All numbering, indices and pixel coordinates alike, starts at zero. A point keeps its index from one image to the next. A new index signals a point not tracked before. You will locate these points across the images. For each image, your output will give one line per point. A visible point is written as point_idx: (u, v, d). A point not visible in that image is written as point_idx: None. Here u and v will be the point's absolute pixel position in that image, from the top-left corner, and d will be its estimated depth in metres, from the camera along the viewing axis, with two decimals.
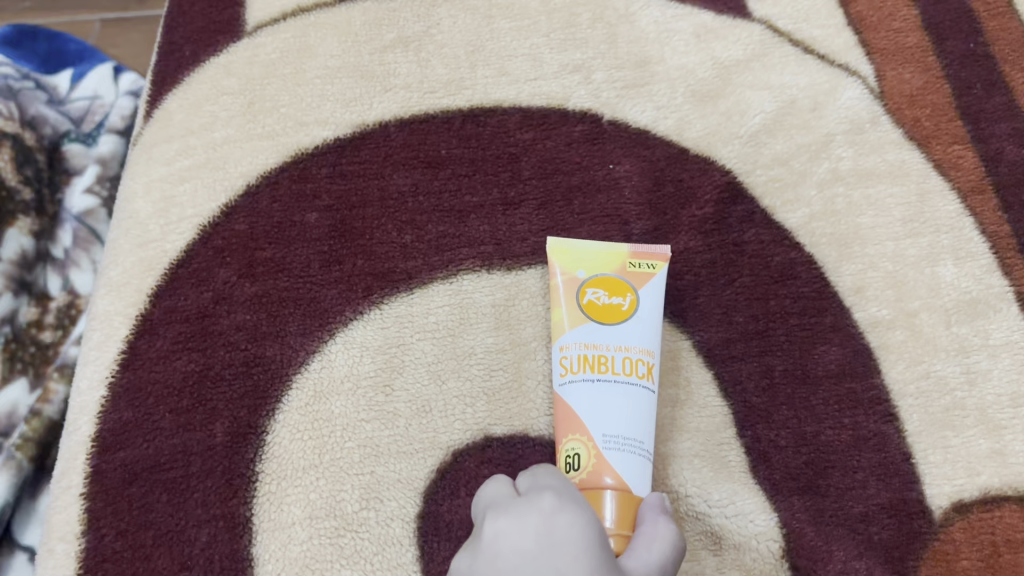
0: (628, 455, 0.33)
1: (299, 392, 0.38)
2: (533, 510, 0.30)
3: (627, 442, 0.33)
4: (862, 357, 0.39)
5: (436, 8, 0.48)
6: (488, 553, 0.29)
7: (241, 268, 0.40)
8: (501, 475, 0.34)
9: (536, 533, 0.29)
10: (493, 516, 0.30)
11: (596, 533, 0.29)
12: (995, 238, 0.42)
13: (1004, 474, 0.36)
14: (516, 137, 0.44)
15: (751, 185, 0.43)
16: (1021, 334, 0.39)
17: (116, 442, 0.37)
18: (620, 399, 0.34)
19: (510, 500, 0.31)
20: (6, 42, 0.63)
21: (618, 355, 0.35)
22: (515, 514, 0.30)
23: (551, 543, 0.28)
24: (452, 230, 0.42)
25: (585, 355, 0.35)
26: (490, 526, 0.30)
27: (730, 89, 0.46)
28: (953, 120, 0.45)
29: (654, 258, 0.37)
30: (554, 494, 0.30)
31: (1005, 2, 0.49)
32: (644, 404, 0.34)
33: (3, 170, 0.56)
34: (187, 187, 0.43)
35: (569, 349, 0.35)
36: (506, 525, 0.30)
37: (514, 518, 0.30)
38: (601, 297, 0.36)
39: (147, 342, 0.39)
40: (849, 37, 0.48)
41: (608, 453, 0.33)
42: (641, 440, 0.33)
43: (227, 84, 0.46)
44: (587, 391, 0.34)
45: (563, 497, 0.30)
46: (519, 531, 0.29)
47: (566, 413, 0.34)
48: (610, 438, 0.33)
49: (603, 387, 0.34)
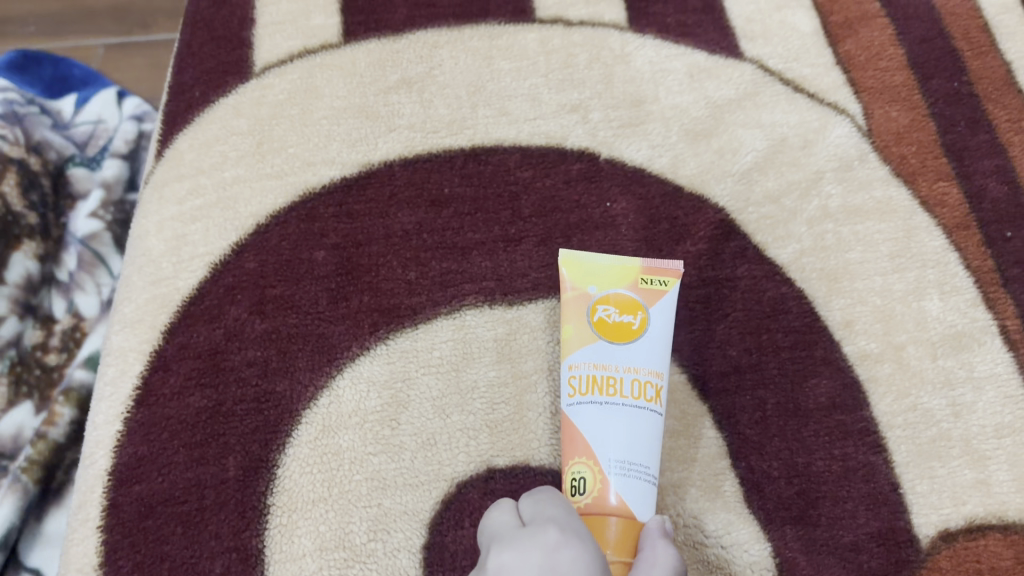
0: (632, 481, 0.33)
1: (309, 427, 0.39)
2: (536, 544, 0.30)
3: (633, 466, 0.33)
4: (851, 390, 0.40)
5: (438, 49, 0.50)
6: None
7: (251, 305, 0.42)
8: (507, 501, 0.35)
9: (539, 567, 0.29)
10: (497, 549, 0.31)
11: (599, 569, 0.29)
12: (979, 273, 0.43)
13: (988, 504, 0.38)
14: (516, 176, 0.46)
15: (744, 221, 0.44)
16: (1004, 366, 0.41)
17: (132, 476, 0.38)
18: (627, 421, 0.34)
19: (515, 533, 0.32)
20: (12, 68, 0.67)
21: (626, 377, 0.35)
22: (519, 547, 0.31)
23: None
24: (456, 266, 0.43)
25: (593, 375, 0.35)
26: (494, 558, 0.31)
27: (723, 128, 0.47)
28: (938, 157, 0.47)
29: (667, 275, 0.37)
30: (557, 528, 0.31)
31: (987, 42, 0.51)
32: (649, 427, 0.34)
33: (9, 196, 0.58)
34: (199, 226, 0.44)
35: (578, 368, 0.36)
36: (510, 558, 0.30)
37: (518, 551, 0.30)
38: (611, 315, 0.36)
39: (161, 378, 0.40)
40: (837, 76, 0.50)
41: (612, 477, 0.33)
42: (647, 465, 0.34)
43: (237, 124, 0.47)
44: (595, 412, 0.35)
45: (567, 531, 0.31)
46: (522, 565, 0.30)
47: (573, 434, 0.35)
48: (616, 463, 0.33)
49: (611, 409, 0.34)
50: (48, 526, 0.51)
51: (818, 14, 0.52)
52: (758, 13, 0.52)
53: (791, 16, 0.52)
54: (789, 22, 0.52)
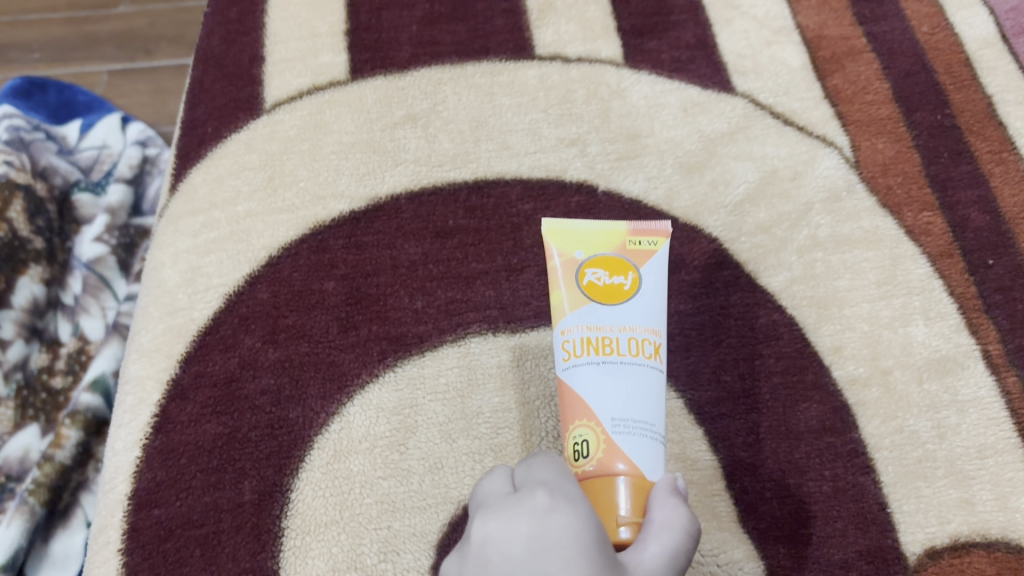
0: (638, 440, 0.30)
1: (321, 452, 0.41)
2: (524, 510, 0.28)
3: (638, 425, 0.30)
4: (841, 413, 0.42)
5: (442, 86, 0.52)
6: (479, 559, 0.28)
7: (265, 334, 0.44)
8: (498, 469, 0.31)
9: (528, 535, 0.27)
10: (483, 516, 0.29)
11: (594, 532, 0.27)
12: (962, 299, 0.45)
13: (972, 522, 0.39)
14: (518, 208, 0.48)
15: (736, 251, 0.46)
16: (987, 390, 0.42)
17: (151, 500, 0.40)
18: (627, 381, 0.31)
19: (504, 499, 0.29)
20: (20, 94, 0.75)
21: (623, 336, 0.32)
22: (506, 514, 0.28)
23: (543, 550, 0.27)
24: (460, 295, 0.45)
25: (587, 337, 0.32)
26: (479, 527, 0.28)
27: (715, 160, 0.49)
28: (923, 188, 0.49)
29: (658, 235, 0.35)
30: (546, 491, 0.28)
31: (969, 75, 0.53)
32: (652, 386, 0.32)
33: (18, 222, 0.65)
34: (213, 258, 0.46)
35: (571, 332, 0.33)
36: (496, 527, 0.28)
37: (505, 517, 0.28)
38: (601, 278, 0.34)
39: (178, 405, 0.42)
40: (825, 109, 0.52)
41: (617, 438, 0.30)
42: (653, 423, 0.31)
43: (249, 159, 0.49)
44: (593, 374, 0.32)
45: (560, 492, 0.28)
46: (509, 535, 0.27)
47: (570, 399, 0.32)
48: (619, 423, 0.31)
49: (609, 369, 0.32)
50: (54, 548, 0.55)
51: (806, 50, 0.54)
52: (748, 49, 0.54)
53: (780, 51, 0.54)
54: (779, 58, 0.54)
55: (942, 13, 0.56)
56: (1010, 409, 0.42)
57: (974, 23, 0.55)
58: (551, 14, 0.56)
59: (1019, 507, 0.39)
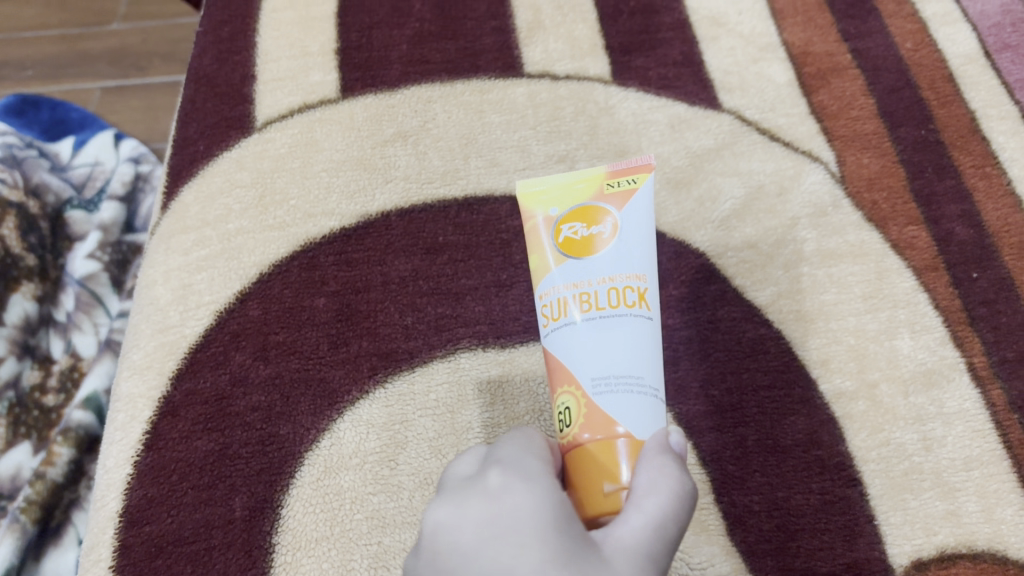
0: (623, 398, 0.28)
1: (311, 468, 0.41)
2: (476, 493, 0.26)
3: (621, 381, 0.28)
4: (828, 426, 0.42)
5: (432, 104, 0.53)
6: (430, 552, 0.25)
7: (255, 351, 0.44)
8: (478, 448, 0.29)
9: (479, 520, 0.25)
10: (436, 504, 0.26)
11: (553, 512, 0.25)
12: (947, 313, 0.45)
13: (958, 534, 0.39)
14: (507, 224, 0.48)
15: (724, 266, 0.47)
16: (972, 403, 0.42)
17: (142, 517, 0.40)
18: (608, 335, 0.29)
19: (459, 483, 0.27)
20: (13, 111, 0.78)
21: (601, 288, 0.30)
22: (457, 499, 0.26)
23: (495, 534, 0.24)
24: (450, 311, 0.45)
25: (565, 297, 0.30)
26: (431, 517, 0.26)
27: (702, 177, 0.50)
28: (907, 203, 0.49)
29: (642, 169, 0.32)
30: (500, 472, 0.26)
31: (952, 91, 0.54)
32: (638, 335, 0.29)
33: (9, 239, 0.65)
34: (204, 275, 0.47)
35: (549, 294, 0.31)
36: (445, 515, 0.25)
37: (456, 503, 0.26)
38: (578, 231, 0.31)
39: (169, 423, 0.42)
40: (811, 125, 0.52)
41: (598, 398, 0.28)
42: (640, 376, 0.28)
43: (240, 177, 0.50)
44: (572, 335, 0.30)
45: (517, 472, 0.26)
46: (459, 522, 0.25)
47: (554, 363, 0.30)
48: (600, 381, 0.28)
49: (588, 326, 0.29)
50: (45, 566, 0.55)
51: (792, 66, 0.55)
52: (734, 66, 0.55)
53: (767, 68, 0.55)
54: (765, 75, 0.55)
55: (926, 29, 0.57)
56: (994, 421, 0.42)
57: (958, 40, 0.56)
58: (539, 32, 0.57)
59: (1004, 519, 0.40)
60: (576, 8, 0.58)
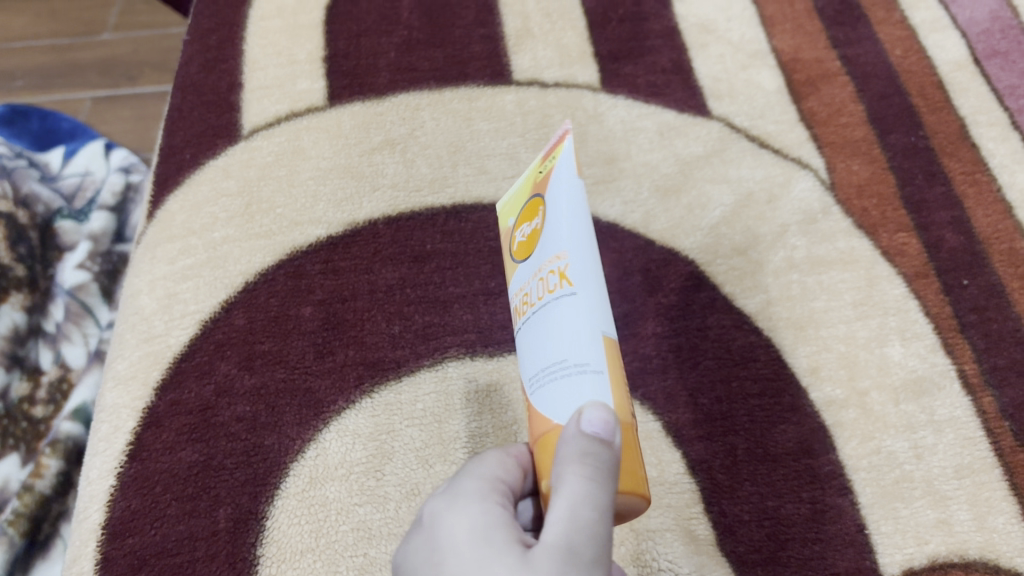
0: (551, 388, 0.28)
1: (296, 479, 0.40)
2: (421, 523, 0.29)
3: (548, 371, 0.28)
4: (818, 434, 0.42)
5: (419, 112, 0.53)
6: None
7: (241, 361, 0.43)
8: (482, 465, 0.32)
9: (417, 553, 0.28)
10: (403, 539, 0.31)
11: (472, 528, 0.27)
12: (938, 320, 0.45)
13: (950, 543, 0.39)
14: (495, 232, 0.48)
15: (713, 273, 0.46)
16: (963, 410, 0.42)
17: (124, 530, 0.39)
18: (540, 326, 0.30)
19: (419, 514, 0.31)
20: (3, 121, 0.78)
21: (536, 281, 0.31)
22: (410, 534, 0.30)
23: (427, 557, 0.28)
24: (438, 319, 0.45)
25: (519, 300, 0.32)
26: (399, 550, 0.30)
27: (691, 184, 0.50)
28: (897, 209, 0.49)
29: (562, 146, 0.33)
30: (438, 497, 0.30)
31: (942, 97, 0.54)
32: (562, 317, 0.29)
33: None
34: (189, 284, 0.46)
35: (515, 299, 0.33)
36: (402, 549, 0.30)
37: (409, 539, 0.30)
38: (526, 231, 0.33)
39: (153, 434, 0.42)
40: (801, 132, 0.52)
41: (538, 397, 0.29)
42: (564, 360, 0.28)
43: (226, 186, 0.50)
44: (525, 334, 0.31)
45: (452, 494, 0.29)
46: (407, 553, 0.29)
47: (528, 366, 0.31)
48: (538, 378, 0.29)
49: (530, 321, 0.31)
50: None
51: (781, 73, 0.55)
52: (723, 72, 0.55)
53: (756, 74, 0.55)
54: (754, 82, 0.55)
55: (914, 36, 0.57)
56: (985, 428, 0.42)
57: (947, 47, 0.56)
58: (528, 40, 0.57)
59: (996, 527, 0.39)
60: (565, 16, 0.58)
